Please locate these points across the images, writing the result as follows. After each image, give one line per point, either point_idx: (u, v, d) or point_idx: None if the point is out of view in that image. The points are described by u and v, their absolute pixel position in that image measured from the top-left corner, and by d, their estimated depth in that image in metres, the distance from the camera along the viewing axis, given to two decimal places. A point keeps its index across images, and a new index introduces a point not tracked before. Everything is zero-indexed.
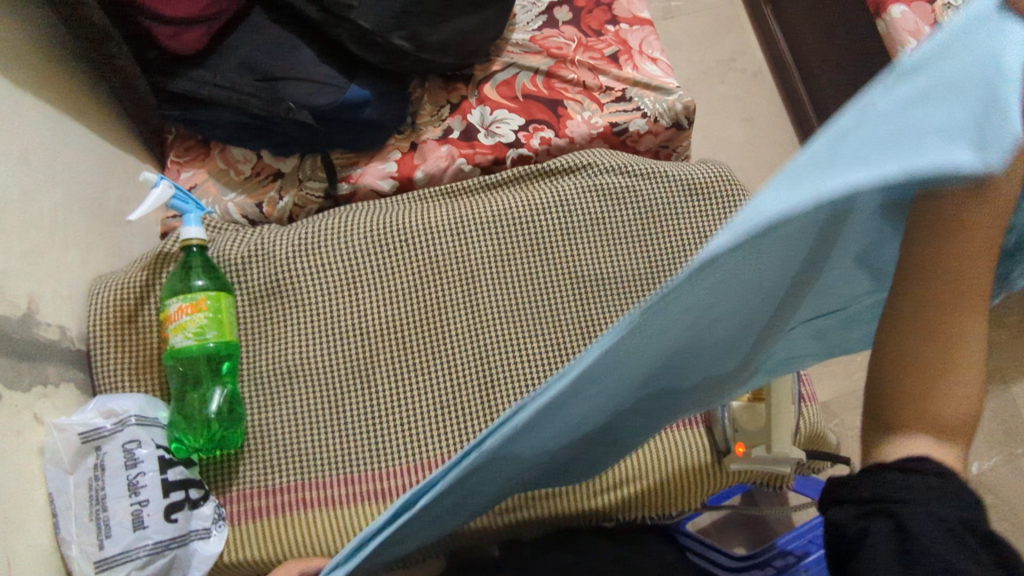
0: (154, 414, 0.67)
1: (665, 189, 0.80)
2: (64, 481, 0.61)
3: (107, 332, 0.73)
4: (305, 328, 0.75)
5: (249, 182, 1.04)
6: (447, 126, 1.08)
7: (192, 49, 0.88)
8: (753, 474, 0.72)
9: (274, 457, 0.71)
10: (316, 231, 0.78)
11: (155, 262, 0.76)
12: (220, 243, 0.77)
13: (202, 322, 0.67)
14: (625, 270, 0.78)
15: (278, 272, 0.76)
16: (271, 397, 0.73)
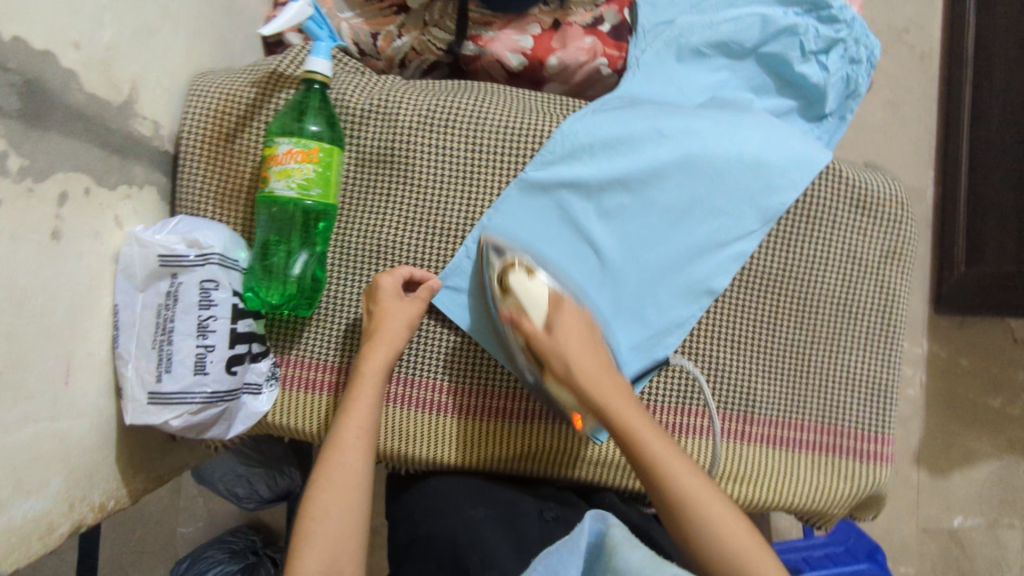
0: (235, 255, 0.62)
1: (834, 193, 0.70)
2: (133, 298, 0.57)
3: (203, 144, 0.66)
4: (405, 212, 0.68)
5: (370, 7, 0.92)
6: (599, 14, 0.93)
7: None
8: (803, 507, 0.71)
9: (341, 336, 0.67)
10: (448, 104, 0.68)
11: (267, 80, 0.67)
12: (340, 83, 0.67)
13: (309, 175, 0.60)
14: (757, 266, 0.70)
15: (394, 141, 0.67)
16: (353, 274, 0.68)
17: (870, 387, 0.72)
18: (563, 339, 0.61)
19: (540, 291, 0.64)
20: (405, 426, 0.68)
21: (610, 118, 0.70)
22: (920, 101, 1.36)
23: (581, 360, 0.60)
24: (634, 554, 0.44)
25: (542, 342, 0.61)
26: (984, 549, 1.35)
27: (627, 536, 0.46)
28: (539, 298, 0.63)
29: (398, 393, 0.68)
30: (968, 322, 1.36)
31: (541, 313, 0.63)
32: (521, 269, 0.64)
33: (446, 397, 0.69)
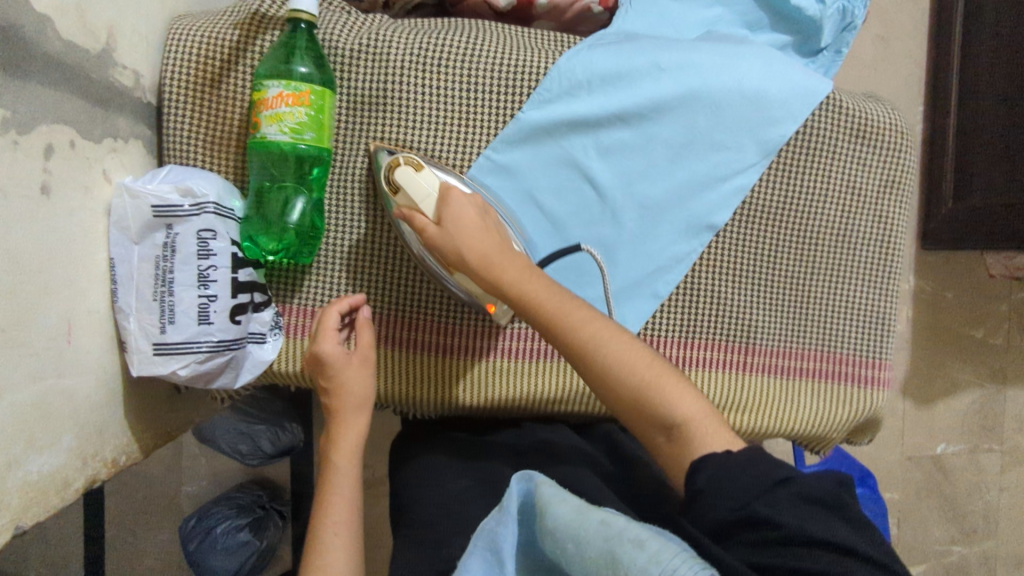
0: (230, 205, 0.61)
1: (833, 124, 0.70)
2: (128, 251, 0.56)
3: (187, 93, 0.64)
4: (401, 155, 0.67)
5: None
6: None
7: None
8: (801, 434, 0.73)
9: (342, 283, 0.67)
10: (440, 42, 0.66)
11: (250, 22, 0.64)
12: (327, 22, 0.65)
13: (302, 119, 0.59)
14: (757, 201, 0.70)
15: (387, 81, 0.65)
16: (351, 221, 0.67)
17: (868, 314, 0.73)
18: (455, 230, 0.57)
19: (431, 183, 0.59)
20: (393, 368, 0.68)
21: (607, 54, 0.69)
22: (910, 35, 1.34)
23: (472, 234, 0.57)
24: (562, 509, 0.40)
25: (432, 238, 0.57)
26: (966, 473, 1.41)
27: (554, 492, 0.42)
28: (427, 190, 0.59)
29: (384, 334, 0.68)
30: (952, 256, 1.39)
31: (430, 206, 0.58)
32: (404, 165, 0.60)
33: (432, 335, 0.69)
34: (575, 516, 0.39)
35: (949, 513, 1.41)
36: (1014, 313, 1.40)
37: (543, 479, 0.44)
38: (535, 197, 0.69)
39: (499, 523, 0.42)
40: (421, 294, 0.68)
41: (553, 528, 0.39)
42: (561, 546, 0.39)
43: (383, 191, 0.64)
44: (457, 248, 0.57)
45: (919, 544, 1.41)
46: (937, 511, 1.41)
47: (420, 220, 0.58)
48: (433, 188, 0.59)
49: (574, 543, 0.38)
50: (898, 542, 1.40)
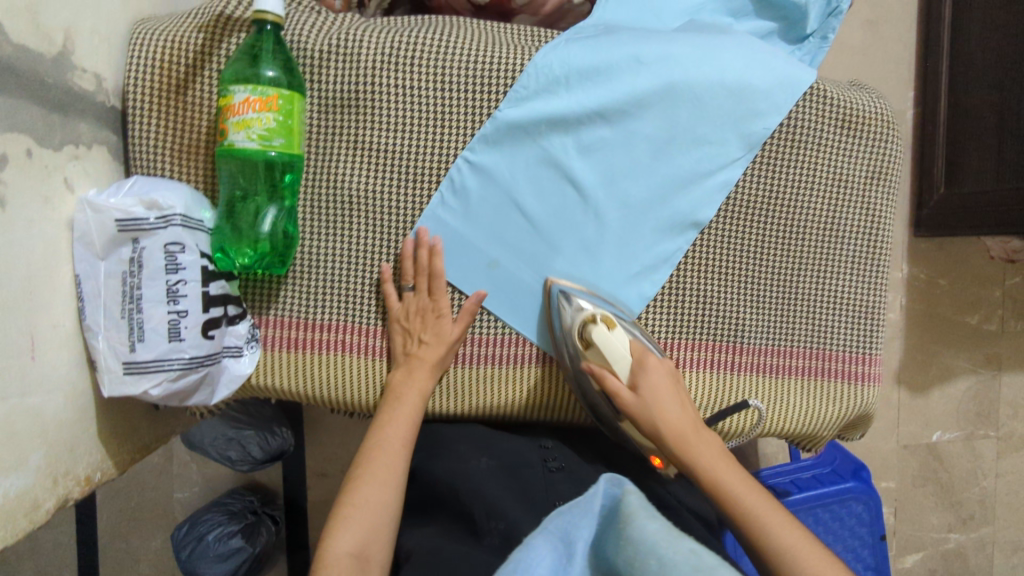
0: (199, 216, 0.59)
1: (819, 114, 0.68)
2: (94, 267, 0.54)
3: (152, 98, 0.62)
4: (377, 158, 0.65)
5: None
6: None
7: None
8: (792, 432, 0.72)
9: (319, 291, 0.65)
10: (413, 40, 0.64)
11: (216, 23, 0.62)
12: (296, 23, 0.63)
13: (271, 125, 0.57)
14: (743, 196, 0.69)
15: (360, 82, 0.63)
16: (327, 227, 0.65)
17: (857, 309, 0.72)
18: (659, 398, 0.62)
19: (621, 343, 0.64)
20: (465, 384, 0.68)
21: (585, 47, 0.67)
22: (900, 19, 1.33)
23: (669, 413, 0.62)
24: (649, 523, 0.39)
25: (626, 403, 0.63)
26: (962, 460, 1.40)
27: (643, 505, 0.41)
28: (621, 353, 0.64)
29: (463, 354, 0.68)
30: (945, 243, 1.38)
31: (625, 368, 0.64)
32: (600, 323, 0.64)
33: (504, 351, 0.68)
34: (665, 535, 0.38)
35: (945, 500, 1.40)
36: (1008, 299, 1.40)
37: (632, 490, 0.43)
38: (514, 198, 0.68)
39: (578, 517, 0.42)
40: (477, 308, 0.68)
41: (637, 537, 0.38)
42: (639, 555, 0.37)
43: (550, 331, 0.68)
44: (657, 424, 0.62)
45: (917, 532, 1.40)
46: (933, 499, 1.40)
47: (613, 385, 0.63)
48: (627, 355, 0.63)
49: (657, 559, 0.36)
50: (895, 530, 1.39)
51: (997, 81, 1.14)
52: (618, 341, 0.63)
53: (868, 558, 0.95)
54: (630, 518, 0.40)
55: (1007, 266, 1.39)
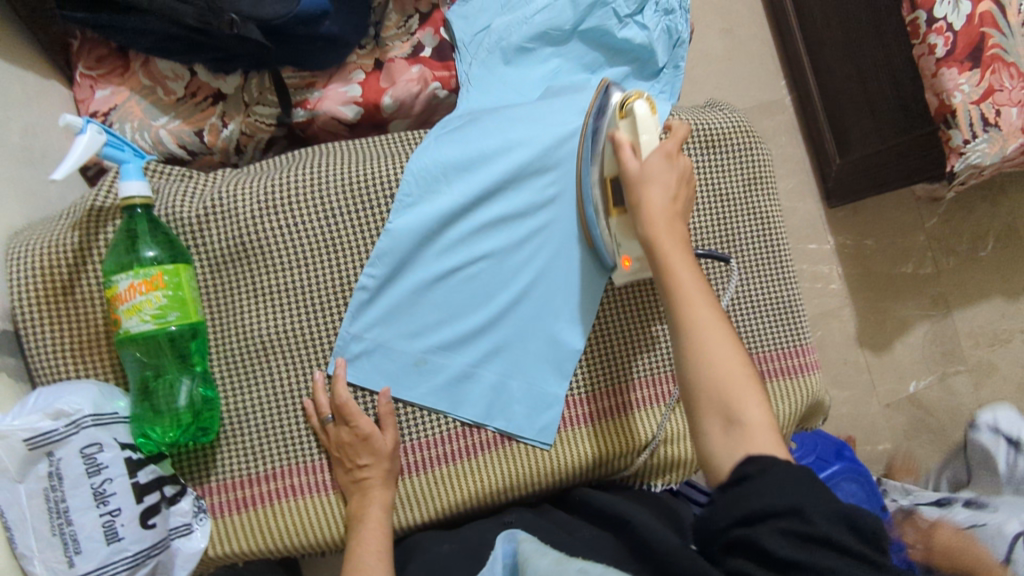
0: (112, 408, 0.59)
1: (681, 141, 0.73)
2: (14, 493, 0.53)
3: (40, 309, 0.62)
4: (280, 298, 0.66)
5: (183, 105, 0.88)
6: (417, 41, 0.95)
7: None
8: None
9: (255, 444, 0.64)
10: (285, 180, 0.67)
11: (88, 220, 0.63)
12: (167, 197, 0.65)
13: (162, 302, 0.58)
14: None
15: (244, 233, 0.65)
16: (248, 378, 0.65)
17: (775, 306, 0.74)
18: (650, 175, 0.58)
19: (654, 126, 0.61)
20: (426, 489, 0.68)
21: (450, 142, 0.70)
22: (750, 21, 1.43)
23: (656, 206, 0.57)
24: (540, 561, 0.49)
25: (631, 176, 0.59)
26: (946, 404, 1.42)
27: (536, 547, 0.52)
28: (651, 129, 0.60)
29: (408, 462, 0.67)
30: (859, 206, 1.44)
31: (649, 144, 0.60)
32: (645, 101, 0.62)
33: (448, 445, 0.68)
34: (554, 567, 0.48)
35: (944, 446, 1.42)
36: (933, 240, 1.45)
37: (523, 536, 0.55)
38: (423, 297, 0.69)
39: None
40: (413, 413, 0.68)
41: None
42: None
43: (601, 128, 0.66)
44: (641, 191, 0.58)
45: None
46: (932, 448, 1.41)
47: (626, 155, 0.60)
48: (652, 139, 0.60)
49: None
50: None
51: (846, 54, 1.24)
52: (652, 121, 0.60)
53: None
54: (527, 563, 0.50)
55: (921, 209, 1.44)
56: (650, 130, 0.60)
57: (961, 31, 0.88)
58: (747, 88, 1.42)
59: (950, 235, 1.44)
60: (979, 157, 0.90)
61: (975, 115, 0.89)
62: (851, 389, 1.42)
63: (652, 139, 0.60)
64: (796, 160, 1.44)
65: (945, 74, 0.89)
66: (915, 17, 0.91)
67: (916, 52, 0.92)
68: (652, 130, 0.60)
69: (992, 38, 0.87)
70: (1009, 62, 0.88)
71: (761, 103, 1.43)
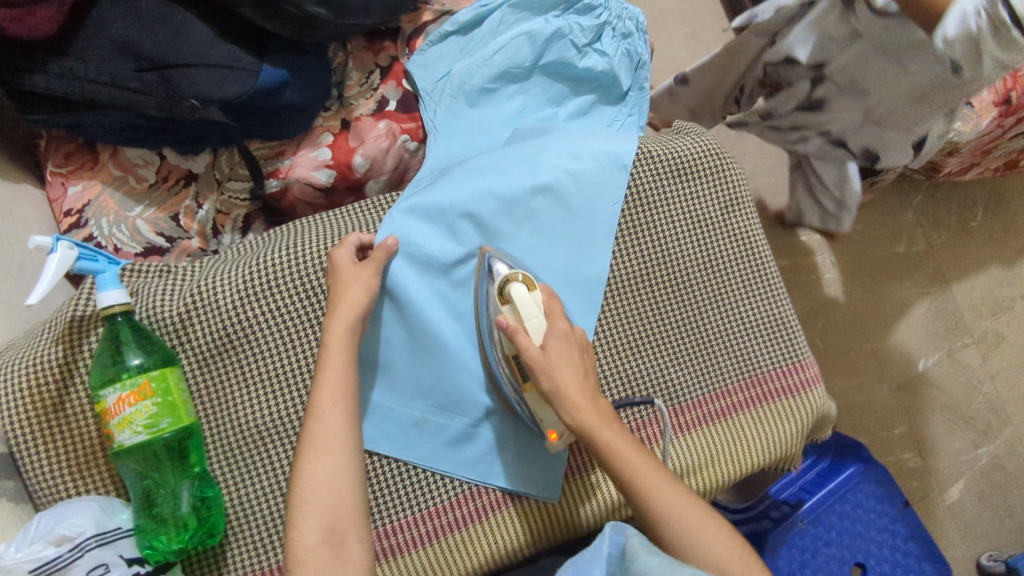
0: (114, 523, 0.58)
1: (655, 173, 0.72)
2: None
3: (32, 428, 0.61)
4: (272, 384, 0.66)
5: (156, 191, 0.88)
6: (381, 96, 0.95)
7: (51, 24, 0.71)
8: (763, 463, 0.72)
9: (265, 536, 0.63)
10: (262, 264, 0.66)
11: (70, 332, 0.63)
12: (145, 298, 0.64)
13: (152, 411, 0.57)
14: (620, 271, 0.71)
15: (228, 324, 0.65)
16: (250, 469, 0.64)
17: (770, 325, 0.74)
18: (554, 361, 0.59)
19: (535, 303, 0.62)
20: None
21: (426, 201, 0.70)
22: (711, 24, 1.44)
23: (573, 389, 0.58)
24: (650, 559, 0.46)
25: (533, 361, 0.59)
26: (956, 379, 1.42)
27: (646, 543, 0.48)
28: (532, 311, 0.61)
29: (412, 536, 0.66)
30: None
31: (537, 326, 0.60)
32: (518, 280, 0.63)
33: (418, 528, 0.66)
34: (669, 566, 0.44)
35: (960, 421, 1.41)
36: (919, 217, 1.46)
37: (633, 531, 0.50)
38: (414, 361, 0.69)
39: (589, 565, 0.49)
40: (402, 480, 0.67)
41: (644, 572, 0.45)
42: None
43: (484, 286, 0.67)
44: (556, 384, 0.59)
45: (949, 462, 1.40)
46: (949, 425, 1.41)
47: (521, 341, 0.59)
48: (539, 321, 0.61)
49: None
50: (930, 470, 1.39)
51: None
52: (534, 304, 0.61)
53: (903, 530, 0.93)
54: (636, 561, 0.46)
55: (907, 189, 1.46)
56: (533, 316, 0.61)
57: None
58: None
59: (940, 209, 1.46)
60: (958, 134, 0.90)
61: None
62: (862, 376, 1.41)
63: (539, 320, 0.61)
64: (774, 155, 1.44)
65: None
66: None
67: None
68: (534, 313, 0.61)
69: None
70: None
71: None
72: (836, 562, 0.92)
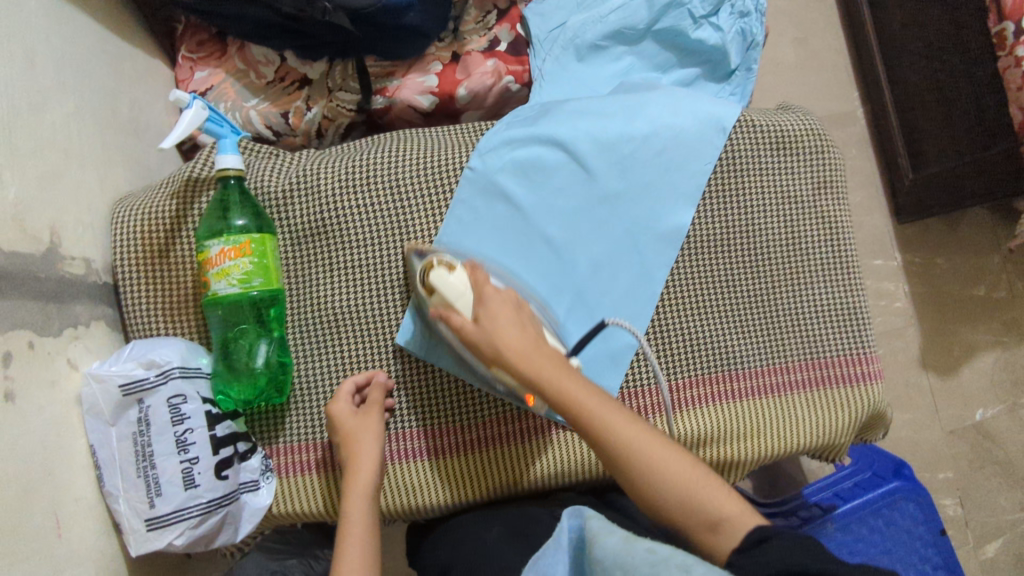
0: (197, 363, 0.62)
1: (754, 141, 0.73)
2: (106, 434, 0.57)
3: (137, 268, 0.67)
4: (353, 275, 0.69)
5: (272, 88, 0.93)
6: (494, 36, 0.97)
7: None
8: (809, 446, 0.72)
9: (321, 411, 0.67)
10: (364, 161, 0.70)
11: (185, 188, 0.68)
12: (256, 171, 0.69)
13: (248, 268, 0.61)
14: (702, 233, 0.72)
15: (323, 210, 0.69)
16: (319, 347, 0.68)
17: (841, 313, 0.73)
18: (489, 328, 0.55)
19: (462, 281, 0.60)
20: (435, 506, 0.70)
21: (524, 131, 0.72)
22: (826, 31, 1.41)
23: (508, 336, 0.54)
24: (610, 540, 0.46)
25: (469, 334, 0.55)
26: (1015, 435, 1.36)
27: (602, 526, 0.48)
28: (460, 289, 0.59)
29: (443, 444, 0.69)
30: (931, 225, 1.39)
31: (467, 304, 0.58)
32: (441, 268, 0.61)
33: (437, 439, 0.69)
34: (622, 546, 0.45)
35: (1010, 479, 1.35)
36: (1009, 262, 1.39)
37: (589, 514, 0.51)
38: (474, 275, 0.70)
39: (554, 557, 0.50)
40: (449, 391, 0.69)
41: (602, 556, 0.46)
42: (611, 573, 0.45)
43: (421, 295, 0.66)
44: (493, 344, 0.54)
45: (990, 517, 1.34)
46: (997, 480, 1.35)
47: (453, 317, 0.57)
48: (465, 301, 0.58)
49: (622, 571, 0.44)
50: (967, 521, 1.34)
51: (927, 63, 1.20)
52: (458, 284, 0.59)
53: (935, 558, 0.91)
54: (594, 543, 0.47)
55: (996, 232, 1.39)
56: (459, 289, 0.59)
57: None
58: (818, 99, 1.40)
59: None
60: None
61: None
62: (913, 411, 1.37)
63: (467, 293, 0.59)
64: (867, 173, 1.40)
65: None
66: (1003, 28, 0.86)
67: (1003, 64, 0.87)
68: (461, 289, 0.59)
69: None
70: None
71: (832, 114, 1.40)
72: None
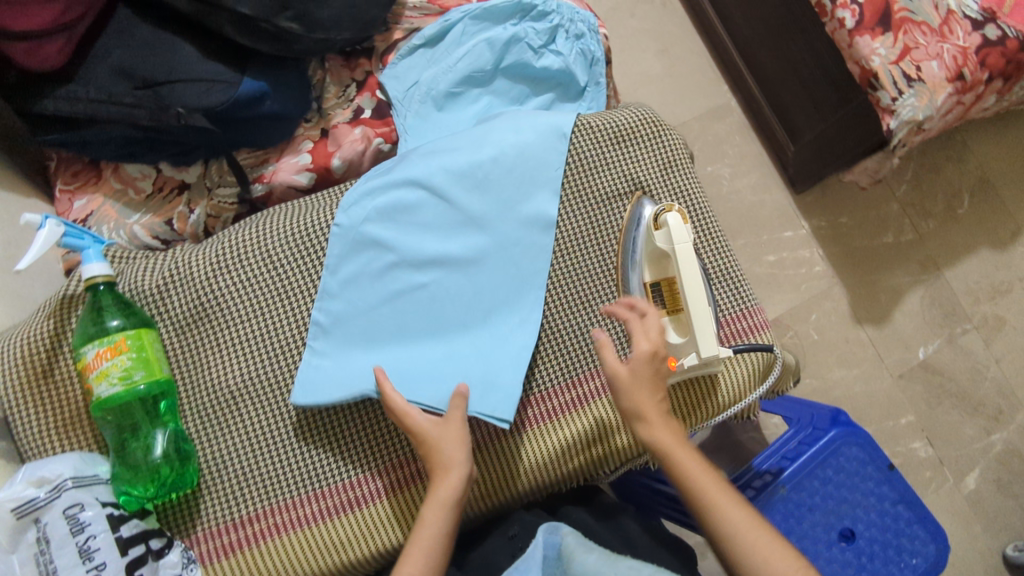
0: (92, 470, 0.63)
1: (595, 140, 0.78)
2: (6, 563, 0.56)
3: (24, 394, 0.67)
4: (243, 349, 0.70)
5: (153, 200, 0.96)
6: (357, 106, 1.03)
7: (52, 65, 0.81)
8: (721, 405, 0.74)
9: (234, 489, 0.67)
10: (234, 241, 0.73)
11: (60, 307, 0.69)
12: (129, 275, 0.71)
13: (127, 364, 0.62)
14: (568, 235, 0.76)
15: (200, 295, 0.71)
16: (219, 427, 0.69)
17: (717, 276, 0.77)
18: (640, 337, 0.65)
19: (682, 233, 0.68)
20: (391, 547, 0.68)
21: (380, 177, 0.76)
22: (682, 36, 1.51)
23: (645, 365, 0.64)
24: (587, 556, 0.57)
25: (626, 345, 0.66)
26: (960, 364, 1.36)
27: (579, 542, 0.58)
28: (683, 238, 0.67)
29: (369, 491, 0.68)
30: (827, 188, 1.43)
31: (687, 250, 0.67)
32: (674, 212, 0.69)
33: (372, 484, 0.68)
34: (602, 563, 0.56)
35: (969, 408, 1.34)
36: (907, 206, 1.42)
37: (565, 531, 0.60)
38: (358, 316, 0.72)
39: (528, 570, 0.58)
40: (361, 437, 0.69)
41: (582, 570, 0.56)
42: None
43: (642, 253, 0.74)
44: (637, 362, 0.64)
45: (961, 450, 1.33)
46: (957, 412, 1.34)
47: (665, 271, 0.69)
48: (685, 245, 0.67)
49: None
50: (941, 459, 1.32)
51: (774, 42, 1.29)
52: (684, 229, 0.68)
53: (890, 494, 0.92)
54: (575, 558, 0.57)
55: (886, 181, 1.42)
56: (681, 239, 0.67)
57: (865, 1, 0.88)
58: (692, 97, 1.48)
59: (923, 199, 1.42)
60: (912, 111, 0.87)
61: (897, 72, 0.87)
62: (861, 365, 1.36)
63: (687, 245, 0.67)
64: (755, 155, 1.46)
65: (860, 42, 0.89)
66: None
67: (829, 30, 0.93)
68: (682, 236, 0.67)
69: (897, 4, 0.87)
70: (919, 21, 0.87)
71: (709, 108, 1.47)
72: (822, 528, 0.92)
